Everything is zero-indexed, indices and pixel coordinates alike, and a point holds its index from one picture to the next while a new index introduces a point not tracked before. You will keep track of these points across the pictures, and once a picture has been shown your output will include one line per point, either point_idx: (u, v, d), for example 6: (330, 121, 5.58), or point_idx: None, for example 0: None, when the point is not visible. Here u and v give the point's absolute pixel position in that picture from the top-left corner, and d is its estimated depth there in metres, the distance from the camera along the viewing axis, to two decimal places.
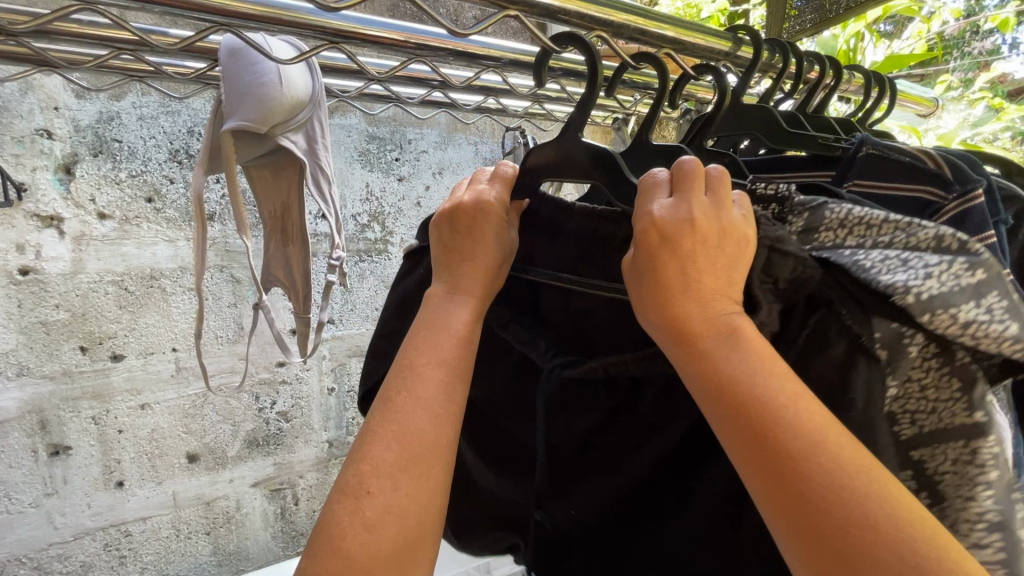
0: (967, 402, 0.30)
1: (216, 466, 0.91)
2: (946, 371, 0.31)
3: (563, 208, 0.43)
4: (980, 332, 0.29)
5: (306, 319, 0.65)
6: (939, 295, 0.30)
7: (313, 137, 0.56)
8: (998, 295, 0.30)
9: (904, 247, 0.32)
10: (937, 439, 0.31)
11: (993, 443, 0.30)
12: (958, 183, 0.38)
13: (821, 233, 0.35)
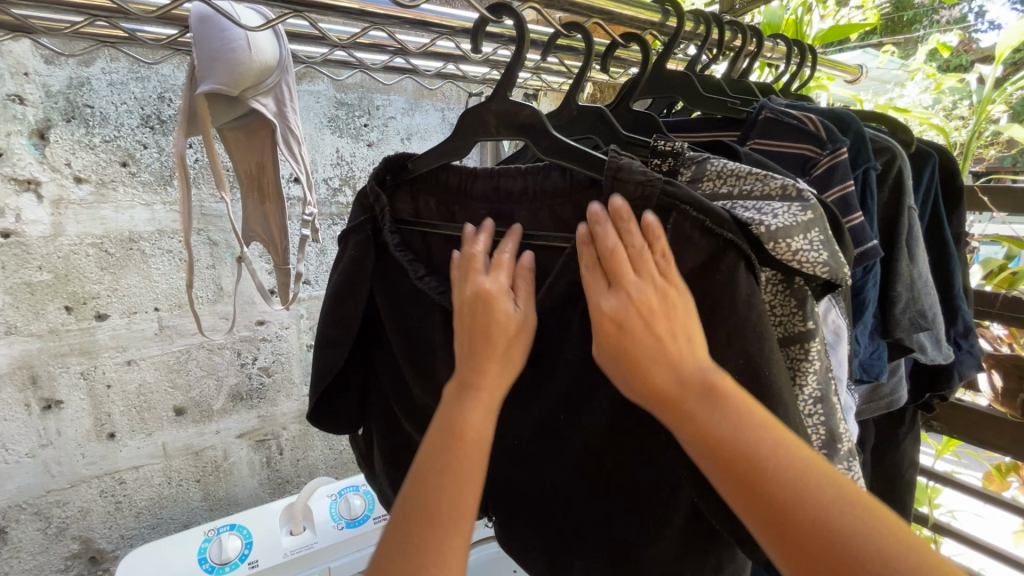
0: (801, 314, 0.36)
1: (203, 418, 0.97)
2: (787, 291, 0.36)
3: (468, 174, 0.46)
4: (802, 259, 0.33)
5: (282, 272, 0.70)
6: (779, 230, 0.33)
7: (282, 101, 0.61)
8: (819, 231, 0.33)
9: (759, 197, 0.35)
10: (795, 340, 0.37)
11: (798, 348, 0.36)
12: (830, 142, 0.45)
13: (705, 182, 0.39)
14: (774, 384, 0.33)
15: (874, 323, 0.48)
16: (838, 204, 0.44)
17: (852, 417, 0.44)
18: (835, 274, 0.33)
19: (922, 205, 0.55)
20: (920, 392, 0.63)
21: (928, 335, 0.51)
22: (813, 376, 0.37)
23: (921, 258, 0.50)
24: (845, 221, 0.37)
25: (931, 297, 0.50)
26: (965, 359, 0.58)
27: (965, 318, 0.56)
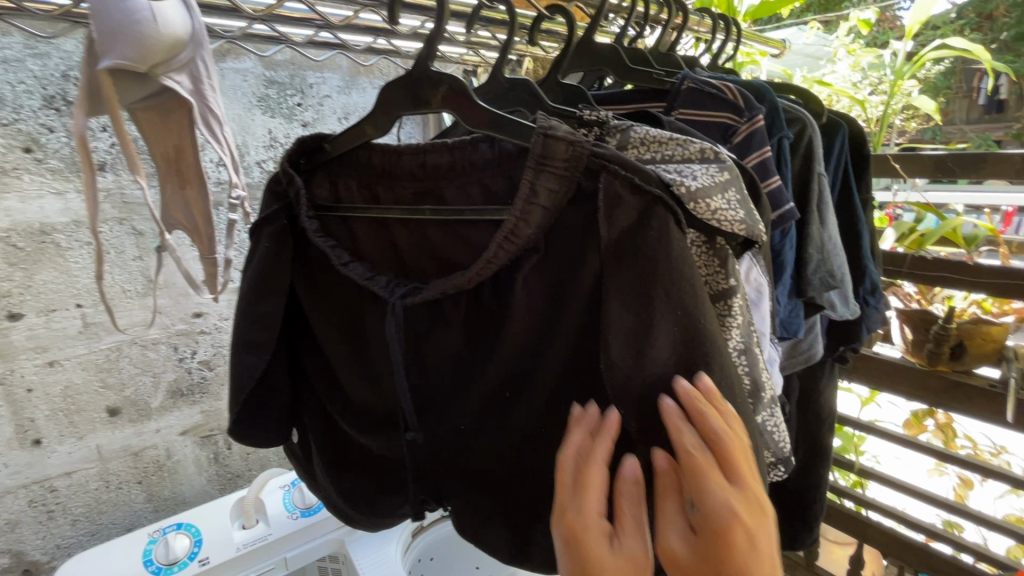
0: (724, 272, 0.37)
1: (141, 418, 0.93)
2: (710, 251, 0.37)
3: (392, 153, 0.45)
4: (722, 217, 0.35)
5: (212, 259, 0.67)
6: (700, 189, 0.34)
7: (199, 78, 0.57)
8: (734, 190, 0.35)
9: (680, 160, 0.37)
10: (720, 297, 0.38)
11: (722, 304, 0.38)
12: (747, 110, 0.47)
13: (630, 149, 0.38)
14: (706, 330, 0.33)
15: (791, 284, 0.51)
16: (758, 169, 0.46)
17: (776, 370, 0.46)
18: (752, 232, 0.35)
19: (832, 172, 0.59)
20: (835, 347, 0.67)
21: (837, 293, 0.54)
22: (737, 330, 0.38)
23: (830, 220, 0.54)
24: (762, 183, 0.39)
25: (840, 258, 0.54)
26: (871, 314, 0.62)
27: (871, 277, 0.61)
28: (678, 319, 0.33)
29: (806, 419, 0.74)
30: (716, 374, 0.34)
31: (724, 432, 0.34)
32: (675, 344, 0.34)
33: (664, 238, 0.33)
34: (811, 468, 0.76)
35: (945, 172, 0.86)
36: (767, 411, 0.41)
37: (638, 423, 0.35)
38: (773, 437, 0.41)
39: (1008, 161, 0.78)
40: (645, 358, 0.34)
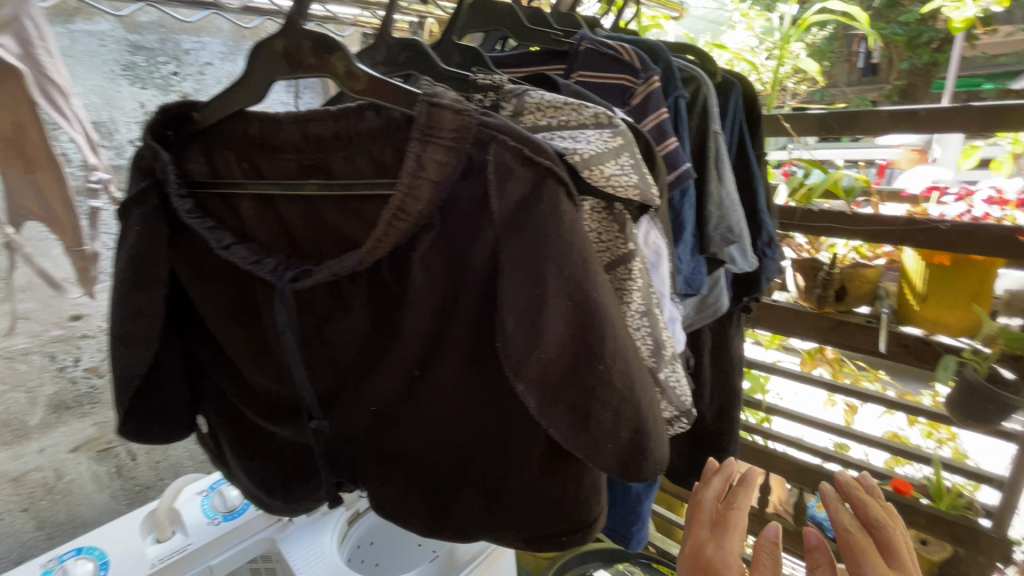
0: (622, 238, 0.38)
1: (17, 439, 0.81)
2: (608, 217, 0.38)
3: (272, 122, 0.41)
4: (615, 183, 0.34)
5: (77, 254, 0.58)
6: (593, 156, 0.34)
7: (29, 41, 0.49)
8: (628, 156, 0.35)
9: (574, 126, 0.36)
10: (618, 264, 0.38)
11: (621, 271, 0.39)
12: (642, 71, 0.47)
13: (526, 115, 0.37)
14: (600, 301, 0.32)
15: (693, 241, 0.53)
16: (656, 131, 0.46)
17: (678, 327, 0.48)
18: (645, 198, 0.35)
19: (729, 131, 0.61)
20: (739, 298, 0.71)
21: (738, 248, 0.56)
22: (638, 294, 0.39)
23: (728, 179, 0.56)
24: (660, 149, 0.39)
25: (738, 215, 0.56)
26: (768, 264, 0.65)
27: (768, 230, 0.64)
28: (568, 292, 0.32)
29: (718, 367, 0.79)
30: (610, 347, 0.33)
31: (618, 406, 0.33)
32: (567, 318, 0.32)
33: (552, 204, 0.31)
34: (728, 414, 0.80)
35: (826, 129, 0.93)
36: (670, 367, 0.43)
37: (538, 399, 0.33)
38: (675, 390, 0.44)
39: (876, 118, 0.86)
40: (535, 336, 0.32)
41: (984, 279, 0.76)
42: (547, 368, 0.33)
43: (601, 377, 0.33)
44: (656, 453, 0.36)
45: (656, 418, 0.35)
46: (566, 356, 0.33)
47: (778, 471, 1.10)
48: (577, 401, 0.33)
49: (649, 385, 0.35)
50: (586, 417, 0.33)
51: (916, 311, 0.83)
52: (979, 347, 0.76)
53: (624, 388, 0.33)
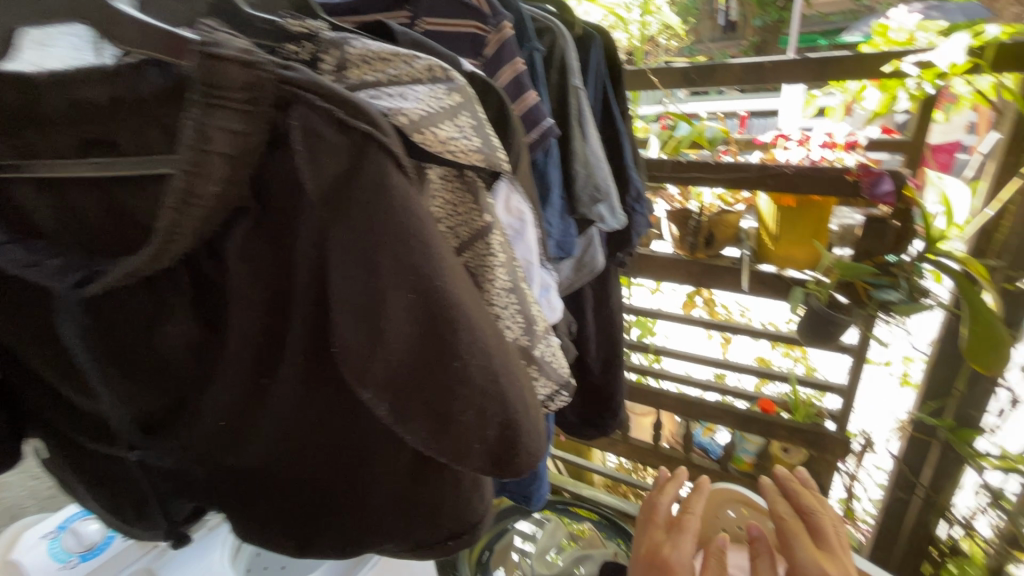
0: (477, 207, 0.37)
1: None
2: (460, 185, 0.37)
3: (28, 89, 0.33)
4: (454, 148, 0.32)
5: None
6: (424, 117, 0.31)
7: None
8: (468, 115, 0.33)
9: (407, 82, 0.33)
10: (475, 239, 0.37)
11: (484, 245, 0.37)
12: (491, 18, 0.44)
13: (352, 70, 0.34)
14: (447, 291, 0.29)
15: (562, 203, 0.53)
16: (511, 87, 0.45)
17: (554, 295, 0.47)
18: (490, 162, 0.33)
19: (593, 86, 0.61)
20: (614, 253, 0.72)
21: (606, 207, 0.55)
22: (502, 268, 0.38)
23: (593, 137, 0.55)
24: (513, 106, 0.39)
25: (604, 172, 0.55)
26: (637, 219, 0.67)
27: (635, 185, 0.65)
28: (409, 283, 0.28)
29: (602, 321, 0.83)
30: (464, 341, 0.30)
31: (481, 405, 0.31)
32: (410, 312, 0.29)
33: (379, 181, 0.27)
34: (613, 364, 0.85)
35: (689, 84, 0.96)
36: (543, 343, 0.43)
37: (390, 405, 0.30)
38: (549, 364, 0.44)
39: (730, 71, 0.91)
40: (374, 332, 0.28)
41: (823, 218, 0.85)
42: (391, 364, 0.29)
43: (457, 375, 0.30)
44: (525, 452, 0.33)
45: (525, 415, 0.33)
46: (412, 356, 0.29)
47: (667, 408, 1.19)
48: (430, 399, 0.30)
49: (516, 380, 0.32)
50: (442, 417, 0.30)
51: (771, 251, 0.91)
52: (821, 278, 0.85)
53: (485, 385, 0.30)
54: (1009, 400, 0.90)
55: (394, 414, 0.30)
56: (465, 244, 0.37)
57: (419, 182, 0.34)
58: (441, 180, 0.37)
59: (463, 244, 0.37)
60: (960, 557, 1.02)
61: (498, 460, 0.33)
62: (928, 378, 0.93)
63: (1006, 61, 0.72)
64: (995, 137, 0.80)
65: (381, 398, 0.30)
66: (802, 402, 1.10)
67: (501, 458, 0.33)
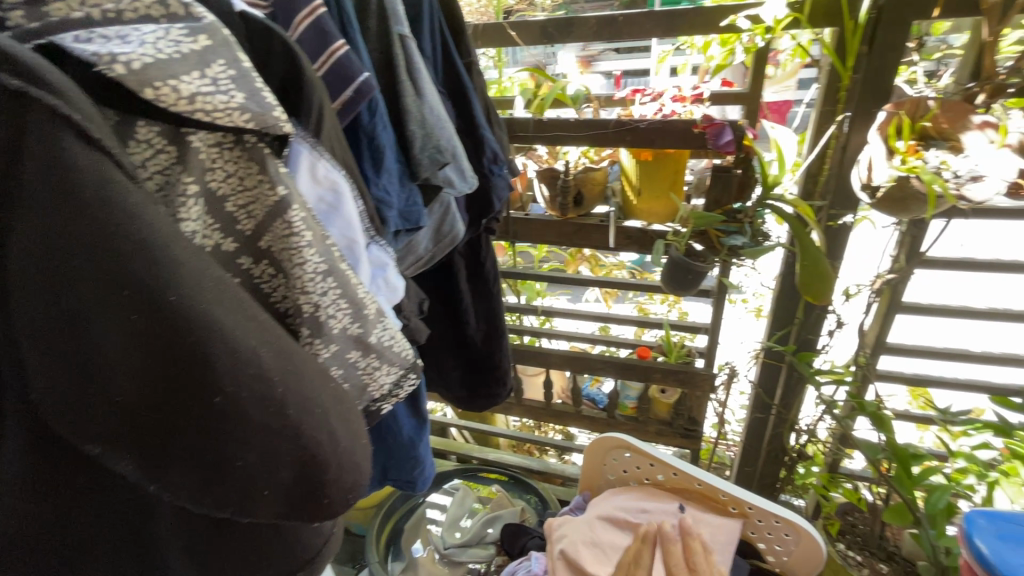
0: (269, 180, 0.36)
1: None
2: (240, 151, 0.36)
3: None
4: (204, 103, 0.31)
5: None
6: (153, 64, 0.30)
7: None
8: (224, 64, 0.32)
9: (146, 27, 0.31)
10: (268, 221, 0.37)
11: (282, 224, 0.36)
12: None
13: (71, 26, 0.31)
14: (192, 309, 0.27)
15: (400, 167, 0.50)
16: (312, 32, 0.43)
17: (392, 274, 0.47)
18: (258, 120, 0.33)
19: (431, 40, 0.58)
20: (478, 221, 0.69)
21: (454, 168, 0.54)
22: (312, 252, 0.37)
23: (430, 92, 0.52)
24: (311, 64, 0.38)
25: (449, 131, 0.53)
26: (497, 182, 0.64)
27: (490, 145, 0.62)
28: (157, 323, 0.26)
29: (478, 292, 0.81)
30: (235, 379, 0.28)
31: (254, 440, 0.30)
32: (163, 355, 0.27)
33: (114, 203, 0.26)
34: (495, 334, 0.83)
35: (548, 38, 0.93)
36: (379, 327, 0.43)
37: (143, 439, 0.28)
38: (390, 350, 0.44)
39: (586, 25, 0.89)
40: (122, 378, 0.27)
41: (677, 170, 0.88)
42: (148, 412, 0.28)
43: (231, 414, 0.29)
44: (330, 485, 0.33)
45: (326, 448, 0.32)
46: (155, 387, 0.27)
47: (555, 365, 1.21)
48: (203, 445, 0.29)
49: (313, 412, 0.32)
50: (219, 461, 0.29)
51: (635, 206, 0.94)
52: (679, 228, 0.91)
53: (268, 422, 0.30)
54: (836, 322, 1.02)
55: (162, 465, 0.29)
56: (261, 228, 0.37)
57: (179, 161, 0.34)
58: (218, 150, 0.35)
59: (261, 227, 0.37)
60: (806, 459, 1.17)
61: (298, 497, 0.33)
62: (774, 310, 1.03)
63: (820, 17, 0.79)
64: (816, 88, 0.89)
65: (119, 430, 0.28)
66: (675, 344, 1.21)
67: (301, 495, 0.33)
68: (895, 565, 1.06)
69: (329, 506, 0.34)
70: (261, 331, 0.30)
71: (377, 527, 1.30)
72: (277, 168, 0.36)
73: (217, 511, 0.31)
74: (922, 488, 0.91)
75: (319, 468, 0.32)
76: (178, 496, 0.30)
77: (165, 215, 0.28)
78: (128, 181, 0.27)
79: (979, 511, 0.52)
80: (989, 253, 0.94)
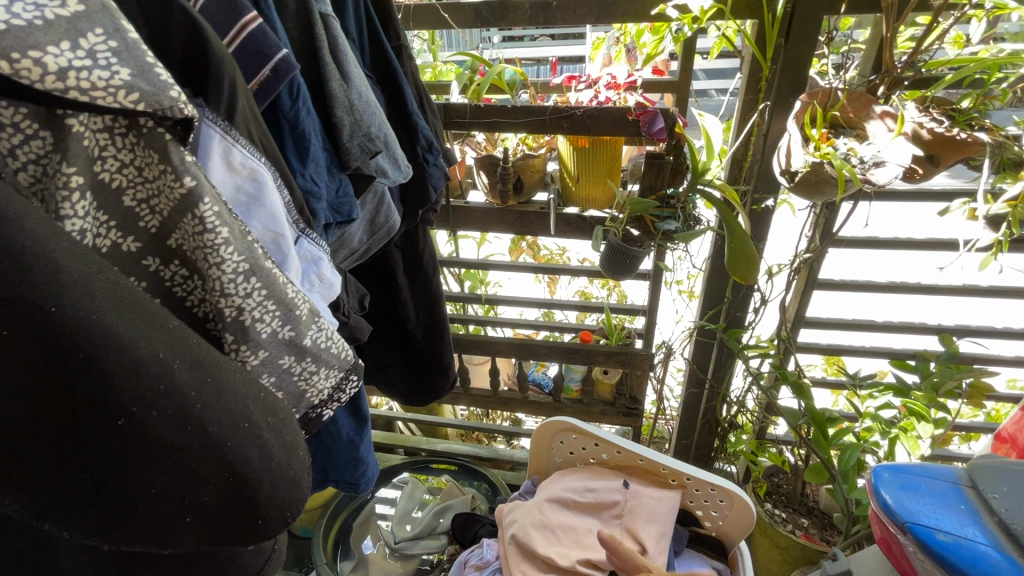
0: (172, 171, 0.33)
1: None
2: (136, 139, 0.32)
3: None
4: (81, 79, 0.27)
5: None
6: (9, 31, 0.25)
7: None
8: (103, 35, 0.28)
9: None
10: (175, 219, 0.34)
11: (193, 221, 0.34)
12: None
13: None
14: (101, 322, 0.25)
15: (329, 155, 0.48)
16: (218, 4, 0.39)
17: (325, 268, 0.45)
18: (151, 99, 0.29)
19: (356, 20, 0.55)
20: (415, 213, 0.67)
21: (387, 159, 0.53)
22: (230, 250, 0.34)
23: (358, 75, 0.50)
24: (218, 36, 0.35)
25: (379, 119, 0.51)
26: (432, 171, 0.63)
27: (424, 134, 0.60)
28: (38, 341, 0.23)
29: (418, 285, 0.79)
30: (141, 399, 0.26)
31: (175, 460, 0.27)
32: (48, 380, 0.24)
33: None
34: (436, 327, 0.82)
35: (481, 22, 0.92)
36: (314, 328, 0.40)
37: (36, 476, 0.25)
38: (328, 352, 0.42)
39: (520, 10, 0.88)
40: (0, 409, 0.24)
41: (614, 157, 0.90)
42: (36, 445, 0.25)
43: (137, 439, 0.26)
44: (265, 504, 0.31)
45: (256, 465, 0.30)
46: (51, 415, 0.25)
47: (501, 353, 1.21)
48: (106, 477, 0.26)
49: (239, 427, 0.30)
50: (127, 490, 0.27)
51: (574, 192, 0.96)
52: (615, 214, 0.93)
53: (184, 442, 0.27)
54: (761, 299, 1.09)
55: (60, 502, 0.26)
56: (167, 225, 0.34)
57: (64, 148, 0.30)
58: (108, 135, 0.32)
59: (169, 222, 0.34)
60: (736, 428, 1.25)
61: (226, 521, 0.31)
62: (705, 291, 1.09)
63: (742, 9, 0.82)
64: (739, 78, 0.94)
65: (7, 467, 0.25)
66: (616, 327, 1.24)
67: (231, 518, 0.31)
68: (814, 518, 1.16)
69: (264, 527, 0.32)
70: (171, 339, 0.27)
71: (324, 527, 1.26)
72: (182, 156, 0.33)
73: (130, 546, 0.29)
74: (835, 447, 1.00)
75: (249, 488, 0.30)
76: (80, 533, 0.27)
77: (42, 212, 0.25)
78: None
79: (885, 465, 0.58)
80: (889, 231, 1.04)
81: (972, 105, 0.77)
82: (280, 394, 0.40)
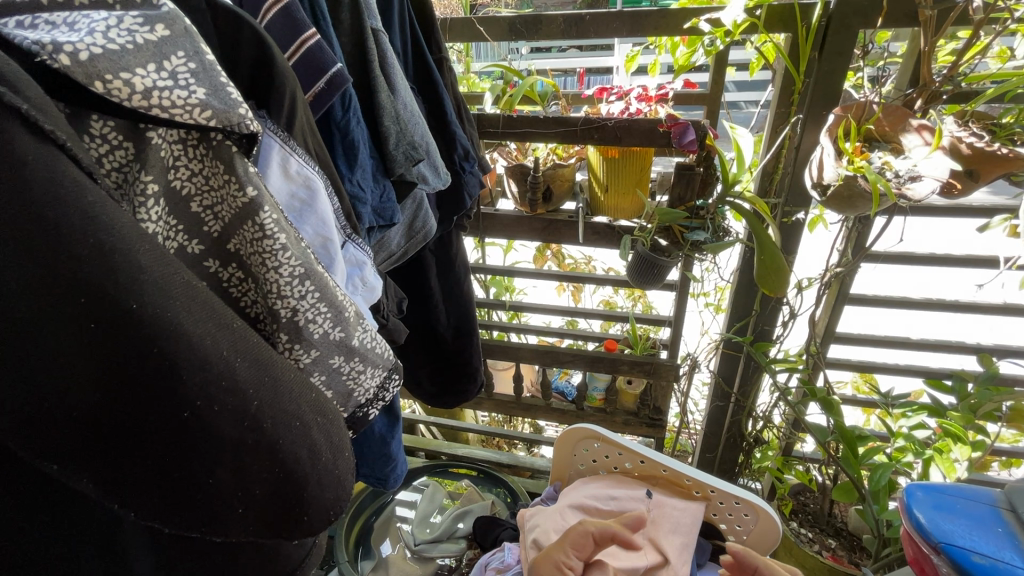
0: (237, 180, 0.35)
1: None
2: (207, 150, 0.36)
3: None
4: (162, 99, 0.30)
5: None
6: (103, 56, 0.29)
7: None
8: (184, 56, 0.31)
9: (98, 18, 0.30)
10: (235, 225, 0.37)
11: (253, 227, 0.36)
12: None
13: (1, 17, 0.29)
14: (175, 316, 0.27)
15: (376, 163, 0.51)
16: (282, 19, 0.42)
17: (368, 274, 0.47)
18: (222, 116, 0.32)
19: (403, 35, 0.58)
20: (450, 218, 0.69)
21: (426, 165, 0.56)
22: (287, 255, 0.37)
23: (403, 86, 0.53)
24: (281, 53, 0.38)
25: (421, 129, 0.54)
26: (469, 179, 0.65)
27: (461, 142, 0.62)
28: (117, 335, 0.25)
29: (448, 286, 0.81)
30: (205, 393, 0.28)
31: (234, 454, 0.29)
32: (125, 367, 0.26)
33: (71, 203, 0.25)
34: (466, 329, 0.84)
35: (516, 34, 0.94)
36: (360, 329, 0.43)
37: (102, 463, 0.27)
38: (372, 352, 0.44)
39: (554, 23, 0.90)
40: (78, 399, 0.25)
41: (643, 167, 0.91)
42: (108, 435, 0.27)
43: (201, 429, 0.28)
44: (310, 502, 0.33)
45: (305, 463, 0.32)
46: (122, 408, 0.26)
47: (525, 360, 1.22)
48: (169, 468, 0.28)
49: (291, 425, 0.32)
50: (191, 479, 0.29)
51: (603, 201, 0.97)
52: (643, 225, 0.93)
53: (241, 437, 0.29)
54: (790, 313, 1.07)
55: (126, 489, 0.28)
56: (229, 229, 0.37)
57: (142, 158, 0.33)
58: (182, 147, 0.35)
59: (229, 227, 0.37)
60: (762, 444, 1.23)
61: (272, 517, 0.32)
62: (733, 302, 1.08)
63: (776, 22, 0.83)
64: (771, 91, 0.94)
65: (72, 456, 0.27)
66: (640, 337, 1.24)
67: (278, 514, 0.33)
68: (841, 539, 1.13)
69: (308, 523, 0.34)
70: (234, 339, 0.29)
71: (347, 526, 1.28)
72: (246, 168, 0.35)
73: (188, 530, 0.31)
74: (866, 466, 0.97)
75: (296, 484, 0.32)
76: (146, 515, 0.29)
77: (127, 216, 0.27)
78: (86, 179, 0.26)
79: (917, 485, 0.57)
80: (924, 247, 1.02)
81: (1015, 121, 0.75)
82: (330, 393, 0.43)
